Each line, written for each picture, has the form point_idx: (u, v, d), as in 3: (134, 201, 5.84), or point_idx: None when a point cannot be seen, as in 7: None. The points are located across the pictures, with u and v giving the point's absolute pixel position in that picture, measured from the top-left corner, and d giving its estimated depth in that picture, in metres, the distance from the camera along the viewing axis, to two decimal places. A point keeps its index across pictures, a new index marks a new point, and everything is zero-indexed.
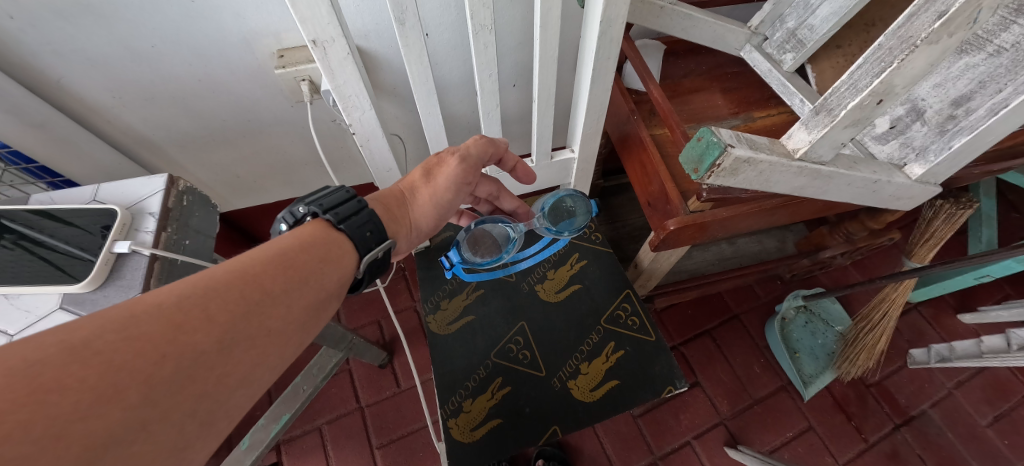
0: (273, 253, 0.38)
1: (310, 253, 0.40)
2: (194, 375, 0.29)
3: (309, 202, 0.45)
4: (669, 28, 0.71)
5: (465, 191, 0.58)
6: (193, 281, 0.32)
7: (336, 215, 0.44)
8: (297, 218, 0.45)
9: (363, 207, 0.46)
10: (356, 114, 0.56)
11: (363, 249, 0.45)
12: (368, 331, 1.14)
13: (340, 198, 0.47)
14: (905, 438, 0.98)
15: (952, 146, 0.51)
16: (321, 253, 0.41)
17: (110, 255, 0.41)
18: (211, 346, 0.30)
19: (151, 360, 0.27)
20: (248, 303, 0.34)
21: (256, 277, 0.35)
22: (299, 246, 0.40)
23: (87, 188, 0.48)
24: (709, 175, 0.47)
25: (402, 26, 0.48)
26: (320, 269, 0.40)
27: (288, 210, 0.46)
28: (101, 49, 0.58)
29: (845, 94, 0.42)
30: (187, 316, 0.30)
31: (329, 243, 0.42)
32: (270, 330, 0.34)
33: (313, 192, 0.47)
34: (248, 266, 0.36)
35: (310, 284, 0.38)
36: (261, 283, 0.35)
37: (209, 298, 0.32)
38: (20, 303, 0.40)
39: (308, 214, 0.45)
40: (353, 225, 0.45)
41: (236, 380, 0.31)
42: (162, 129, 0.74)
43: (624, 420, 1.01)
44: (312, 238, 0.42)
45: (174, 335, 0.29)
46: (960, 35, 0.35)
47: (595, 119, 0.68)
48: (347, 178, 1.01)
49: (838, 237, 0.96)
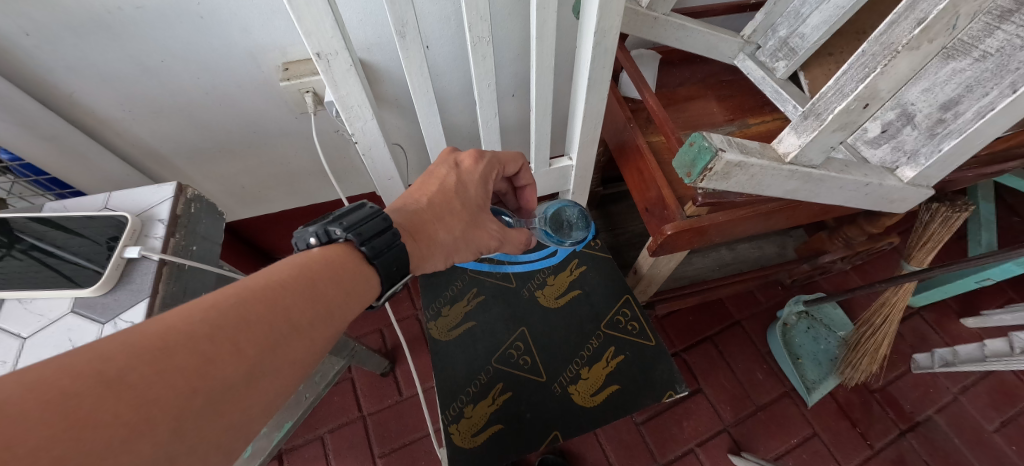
0: (300, 273, 0.37)
1: (337, 275, 0.38)
2: (220, 406, 0.29)
3: (347, 226, 0.40)
4: (664, 39, 0.73)
5: (489, 225, 0.52)
6: (218, 308, 0.31)
7: (371, 249, 0.40)
8: (330, 238, 0.40)
9: (399, 244, 0.42)
10: (358, 124, 0.57)
11: (387, 283, 0.41)
12: (370, 340, 1.15)
13: (377, 227, 0.41)
14: (912, 444, 0.97)
15: (942, 149, 0.53)
16: (345, 277, 0.39)
17: (121, 259, 0.42)
18: (238, 379, 0.30)
19: (182, 393, 0.27)
20: (272, 335, 0.33)
21: (282, 303, 0.34)
22: (326, 265, 0.38)
23: (99, 196, 0.50)
24: (701, 178, 0.48)
25: (403, 38, 0.50)
26: (345, 294, 0.38)
27: (323, 226, 0.40)
28: (113, 64, 0.60)
29: (831, 99, 0.43)
30: (216, 350, 0.30)
31: (357, 265, 0.40)
32: (296, 362, 0.33)
33: (351, 210, 0.42)
34: (274, 291, 0.34)
35: (334, 310, 0.37)
36: (287, 311, 0.34)
37: (233, 328, 0.31)
38: (33, 307, 0.41)
39: (343, 238, 0.40)
40: (385, 261, 0.40)
41: (259, 409, 0.31)
42: (170, 141, 0.76)
43: (627, 427, 1.01)
44: (339, 259, 0.39)
45: (204, 368, 0.29)
46: (940, 41, 0.37)
47: (592, 127, 0.69)
48: (350, 187, 1.03)
49: (836, 242, 0.96)
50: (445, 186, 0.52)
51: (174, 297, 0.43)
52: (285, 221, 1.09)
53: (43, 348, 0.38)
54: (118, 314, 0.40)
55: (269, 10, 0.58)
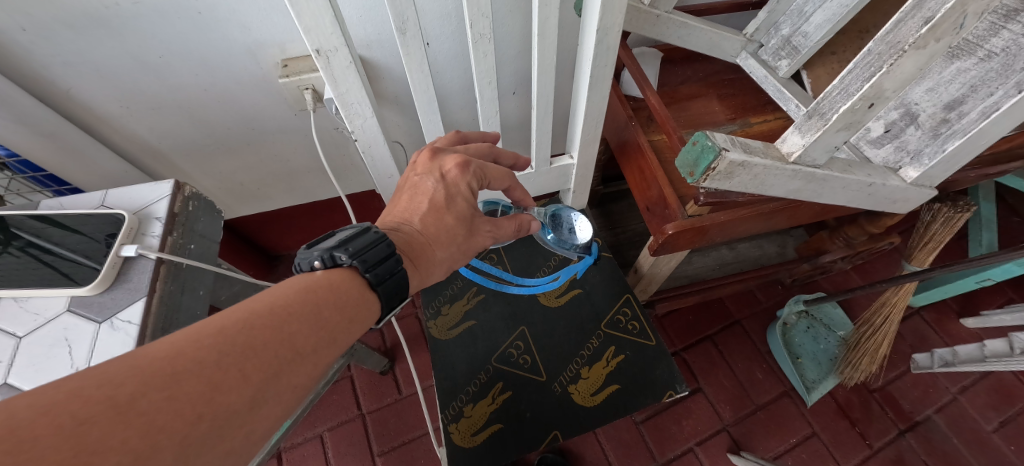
0: (302, 297, 0.36)
1: (339, 298, 0.38)
2: (225, 432, 0.28)
3: (352, 252, 0.39)
4: (666, 37, 0.72)
5: (484, 230, 0.52)
6: (222, 334, 0.31)
7: (376, 276, 0.39)
8: (336, 263, 0.40)
9: (402, 271, 0.41)
10: (358, 121, 0.56)
11: (388, 306, 0.41)
12: (370, 338, 1.14)
13: (382, 254, 0.41)
14: (911, 444, 0.97)
15: (945, 149, 0.51)
16: (348, 300, 0.38)
17: (117, 258, 0.41)
18: (241, 405, 0.29)
19: (186, 420, 0.27)
20: (275, 360, 0.32)
21: (285, 327, 0.34)
22: (331, 289, 0.38)
23: (96, 193, 0.49)
24: (704, 178, 0.48)
25: (403, 35, 0.49)
26: (347, 318, 0.38)
27: (329, 251, 0.39)
28: (111, 60, 0.59)
29: (836, 99, 0.43)
30: (222, 374, 0.29)
31: (359, 288, 0.40)
32: (299, 389, 0.33)
33: (357, 235, 0.41)
34: (280, 316, 0.34)
35: (336, 334, 0.36)
36: (292, 335, 0.34)
37: (236, 354, 0.31)
38: (29, 306, 0.40)
39: (347, 264, 0.40)
40: (388, 288, 0.40)
41: (262, 435, 0.30)
42: (168, 138, 0.76)
43: (626, 426, 1.01)
44: (341, 282, 0.39)
45: (210, 394, 0.28)
46: (947, 40, 0.36)
47: (593, 126, 0.69)
48: (350, 185, 1.02)
49: (837, 241, 0.96)
50: (434, 203, 0.49)
51: (171, 296, 0.42)
52: (284, 219, 1.08)
53: (38, 347, 0.37)
54: (114, 313, 0.39)
55: (268, 6, 0.57)
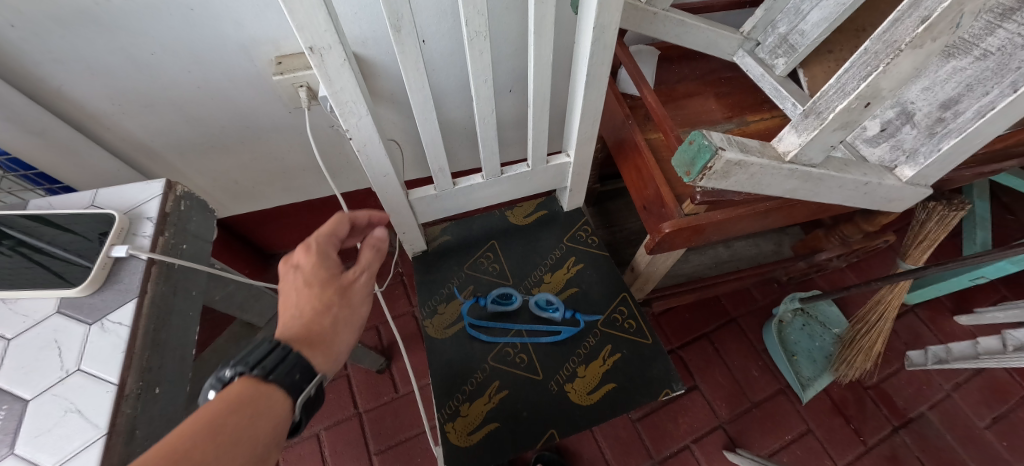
0: (196, 422, 0.33)
1: (240, 412, 0.36)
2: None
3: (234, 363, 0.38)
4: (663, 35, 0.72)
5: (357, 276, 0.48)
6: None
7: (262, 368, 0.38)
8: (225, 383, 0.39)
9: (291, 351, 0.40)
10: (353, 120, 0.55)
11: (295, 392, 0.39)
12: (366, 337, 1.14)
13: (258, 354, 0.38)
14: (905, 440, 0.98)
15: (941, 148, 0.52)
16: (250, 410, 0.36)
17: (107, 258, 0.38)
18: None
19: None
20: None
21: (178, 453, 0.31)
22: (230, 405, 0.36)
23: (86, 193, 0.46)
24: (700, 177, 0.47)
25: (398, 32, 0.47)
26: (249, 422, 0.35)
27: (215, 376, 0.38)
28: (102, 58, 0.59)
29: (832, 98, 0.43)
30: None
31: (261, 394, 0.37)
32: None
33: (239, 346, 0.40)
34: (168, 449, 0.31)
35: (239, 440, 0.34)
36: (190, 458, 0.31)
37: None
38: (18, 307, 0.38)
39: (235, 375, 0.38)
40: (282, 372, 0.38)
41: None
42: (160, 136, 0.75)
43: (623, 423, 1.01)
44: (240, 397, 0.36)
45: None
46: (944, 39, 0.36)
47: (590, 124, 0.69)
48: (346, 184, 1.02)
49: (833, 240, 0.98)
50: (306, 278, 0.46)
51: (163, 299, 0.39)
52: (280, 217, 1.08)
53: (28, 350, 0.35)
54: (104, 315, 0.36)
55: (261, 2, 0.56)
